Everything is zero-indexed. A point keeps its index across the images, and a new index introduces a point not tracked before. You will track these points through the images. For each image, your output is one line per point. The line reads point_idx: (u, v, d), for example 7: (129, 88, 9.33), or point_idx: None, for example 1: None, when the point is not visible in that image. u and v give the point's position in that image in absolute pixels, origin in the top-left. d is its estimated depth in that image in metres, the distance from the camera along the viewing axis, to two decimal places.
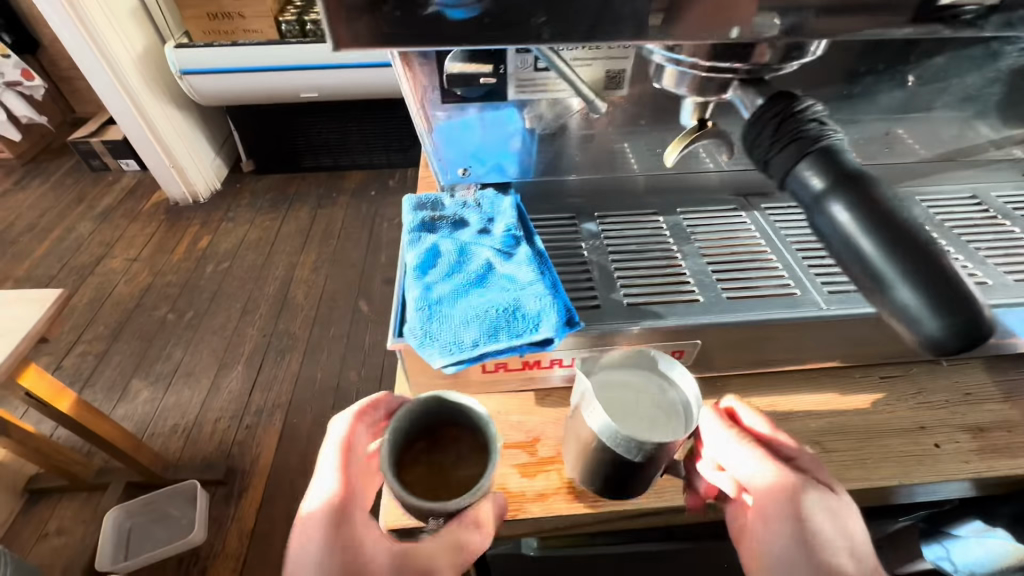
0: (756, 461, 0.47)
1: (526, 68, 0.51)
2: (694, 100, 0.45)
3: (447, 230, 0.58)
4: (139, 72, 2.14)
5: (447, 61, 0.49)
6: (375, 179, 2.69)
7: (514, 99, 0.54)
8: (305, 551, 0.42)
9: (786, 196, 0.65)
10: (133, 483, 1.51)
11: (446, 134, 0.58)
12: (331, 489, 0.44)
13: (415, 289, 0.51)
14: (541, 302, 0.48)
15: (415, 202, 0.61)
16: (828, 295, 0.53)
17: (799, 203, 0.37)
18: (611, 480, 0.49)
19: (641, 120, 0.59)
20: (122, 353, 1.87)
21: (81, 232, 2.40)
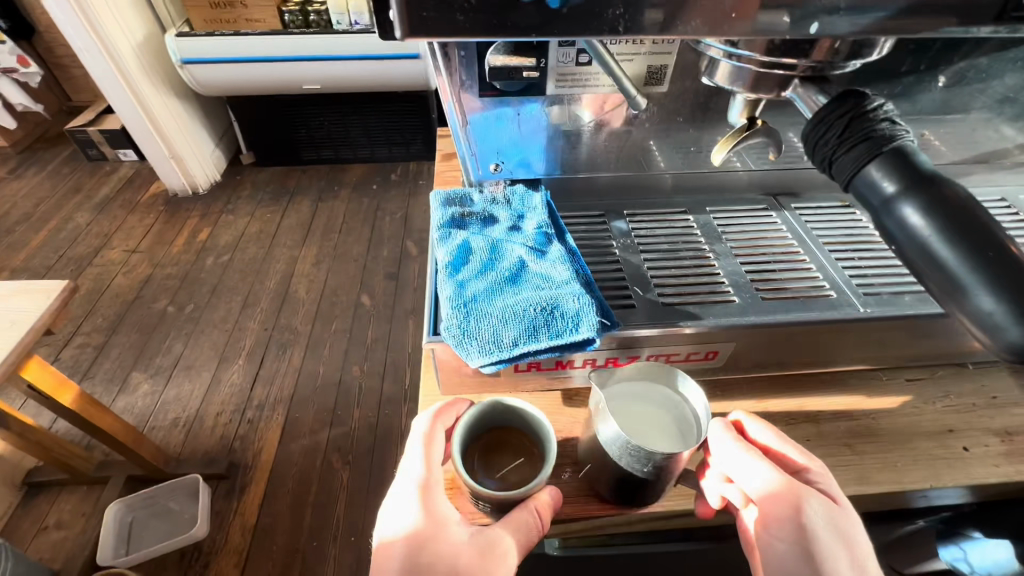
0: (764, 470, 0.46)
1: (567, 62, 0.51)
2: (745, 98, 0.45)
3: (477, 227, 0.58)
4: (141, 60, 2.10)
5: (489, 53, 0.47)
6: (377, 172, 2.67)
7: (552, 93, 0.54)
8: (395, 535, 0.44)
9: (814, 198, 0.65)
10: (134, 477, 1.50)
11: (480, 129, 0.57)
12: (418, 476, 0.47)
13: (449, 286, 0.50)
14: (580, 301, 0.48)
15: (443, 197, 0.60)
16: (865, 297, 0.52)
17: (867, 207, 0.37)
18: (623, 488, 0.49)
19: (679, 117, 0.58)
20: (121, 346, 1.85)
21: (78, 223, 2.37)
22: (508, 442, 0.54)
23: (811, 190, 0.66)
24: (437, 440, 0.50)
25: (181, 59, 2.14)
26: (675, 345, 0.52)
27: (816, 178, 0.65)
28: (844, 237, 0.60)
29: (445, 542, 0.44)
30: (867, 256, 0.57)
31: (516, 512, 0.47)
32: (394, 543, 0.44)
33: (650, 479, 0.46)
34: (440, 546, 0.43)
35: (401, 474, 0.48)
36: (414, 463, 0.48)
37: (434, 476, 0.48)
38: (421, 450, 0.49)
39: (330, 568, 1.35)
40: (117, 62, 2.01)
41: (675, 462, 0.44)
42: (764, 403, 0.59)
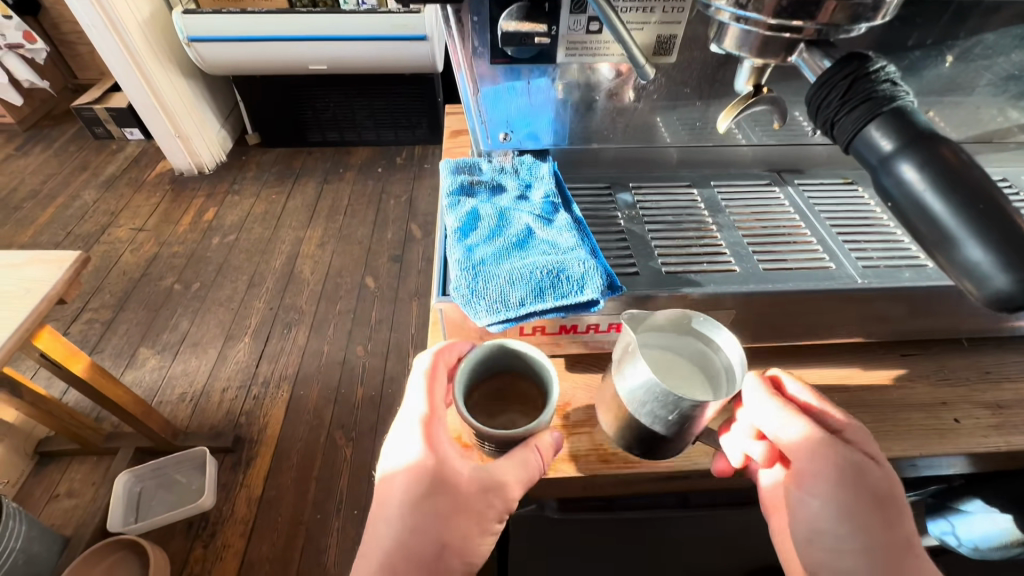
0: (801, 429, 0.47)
1: (577, 30, 0.51)
2: (752, 64, 0.46)
3: (486, 195, 0.59)
4: (147, 37, 2.10)
5: (503, 18, 0.49)
6: (382, 155, 2.67)
7: (562, 62, 0.54)
8: (398, 469, 0.46)
9: (818, 174, 0.66)
10: (143, 448, 1.53)
11: (492, 99, 0.58)
12: (421, 410, 0.49)
13: (457, 251, 0.51)
14: (585, 265, 0.49)
15: (453, 165, 0.61)
16: (863, 269, 0.53)
17: (864, 166, 0.38)
18: (644, 439, 0.50)
19: (685, 89, 0.58)
20: (128, 322, 1.88)
21: (85, 200, 2.38)
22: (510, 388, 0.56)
23: (814, 167, 0.67)
24: (438, 381, 0.52)
25: (188, 37, 2.13)
26: (675, 312, 0.53)
27: (818, 155, 0.66)
28: (842, 214, 0.60)
29: (449, 472, 0.46)
30: (866, 230, 0.58)
31: (517, 450, 0.48)
32: (396, 474, 0.46)
33: (673, 430, 0.48)
34: (444, 476, 0.46)
35: (404, 411, 0.49)
36: (416, 400, 0.50)
37: (437, 412, 0.49)
38: (423, 389, 0.50)
39: (332, 541, 1.38)
40: (124, 38, 2.01)
41: (701, 416, 0.46)
42: (760, 373, 0.62)
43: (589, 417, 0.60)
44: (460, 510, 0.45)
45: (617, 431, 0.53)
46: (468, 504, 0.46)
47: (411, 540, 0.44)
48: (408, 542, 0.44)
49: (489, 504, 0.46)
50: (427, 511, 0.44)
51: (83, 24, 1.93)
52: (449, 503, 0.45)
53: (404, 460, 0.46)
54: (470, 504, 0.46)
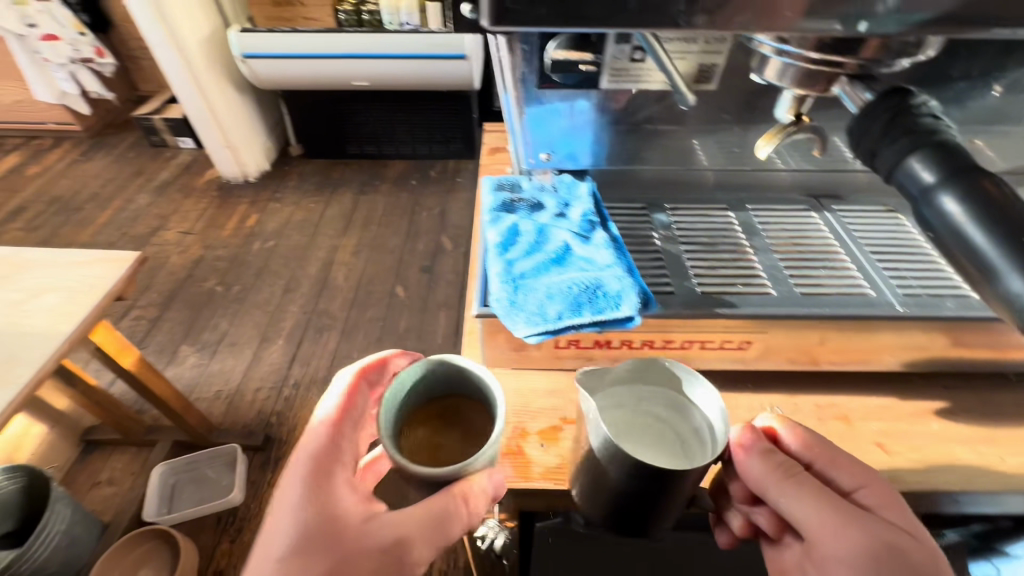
0: (811, 498, 0.46)
1: (621, 58, 0.52)
2: (792, 94, 0.46)
3: (526, 212, 0.60)
4: (205, 53, 2.25)
5: (550, 47, 0.49)
6: (416, 169, 2.75)
7: (605, 87, 0.55)
8: (282, 520, 0.48)
9: (858, 200, 0.65)
10: (180, 442, 1.61)
11: (535, 119, 0.59)
12: (315, 453, 0.51)
13: (497, 265, 0.53)
14: (621, 283, 0.50)
15: (495, 183, 0.63)
16: (904, 297, 0.53)
17: (905, 196, 0.39)
18: (620, 512, 0.49)
19: (725, 115, 0.60)
20: (172, 321, 1.98)
21: (140, 204, 2.54)
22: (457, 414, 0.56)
23: (855, 193, 0.66)
24: (344, 419, 0.54)
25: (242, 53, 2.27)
26: (709, 331, 0.54)
27: (859, 181, 0.65)
28: (881, 242, 0.59)
29: (338, 523, 0.48)
30: (904, 258, 0.57)
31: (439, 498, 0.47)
32: (282, 526, 0.48)
33: (652, 504, 0.46)
34: (332, 499, 0.49)
35: (312, 420, 0.54)
36: (312, 440, 0.52)
37: (343, 428, 0.54)
38: (319, 430, 0.52)
39: None
40: (185, 54, 2.16)
41: (679, 487, 0.44)
42: (792, 397, 0.61)
43: None
44: (347, 539, 0.48)
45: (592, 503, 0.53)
46: (354, 532, 0.48)
47: None
48: None
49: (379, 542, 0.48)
50: (308, 524, 0.48)
51: (150, 41, 2.08)
52: (335, 527, 0.48)
53: (291, 485, 0.49)
54: (354, 533, 0.48)
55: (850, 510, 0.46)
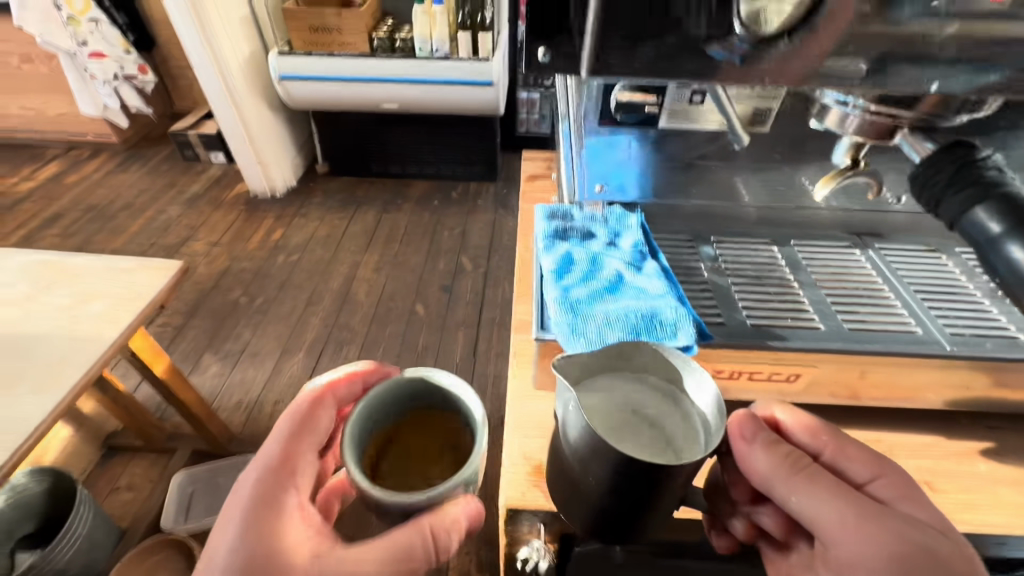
0: (823, 496, 0.43)
1: (681, 102, 0.58)
2: (852, 140, 0.48)
3: (578, 240, 0.61)
4: (244, 75, 2.36)
5: (616, 93, 0.58)
6: (438, 189, 2.81)
7: (663, 127, 0.62)
8: (229, 531, 0.52)
9: (902, 240, 0.65)
10: (200, 450, 1.63)
11: (592, 151, 0.65)
12: (270, 467, 0.55)
13: (554, 291, 0.55)
14: (677, 312, 0.52)
15: (547, 211, 0.64)
16: (952, 336, 0.53)
17: (972, 244, 0.40)
18: (605, 518, 0.47)
19: (775, 151, 0.64)
20: (196, 329, 2.02)
21: (170, 215, 2.62)
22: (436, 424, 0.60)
23: (896, 232, 0.66)
24: (310, 430, 0.59)
25: (279, 75, 2.38)
26: (759, 363, 0.54)
27: (899, 220, 0.66)
28: (925, 281, 0.59)
29: (284, 545, 0.51)
30: (946, 298, 0.57)
31: (403, 530, 0.50)
32: (232, 537, 0.51)
33: (641, 505, 0.44)
34: (283, 524, 0.52)
35: (268, 441, 0.58)
36: (271, 452, 0.56)
37: (299, 450, 0.57)
38: (280, 443, 0.57)
39: None
40: (226, 75, 2.26)
41: (669, 485, 0.42)
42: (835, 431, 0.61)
43: None
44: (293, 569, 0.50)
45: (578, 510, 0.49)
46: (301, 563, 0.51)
47: None
48: None
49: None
50: (253, 539, 0.51)
51: (194, 62, 2.19)
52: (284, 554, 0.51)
53: (244, 497, 0.53)
54: (299, 563, 0.51)
55: (868, 506, 0.43)
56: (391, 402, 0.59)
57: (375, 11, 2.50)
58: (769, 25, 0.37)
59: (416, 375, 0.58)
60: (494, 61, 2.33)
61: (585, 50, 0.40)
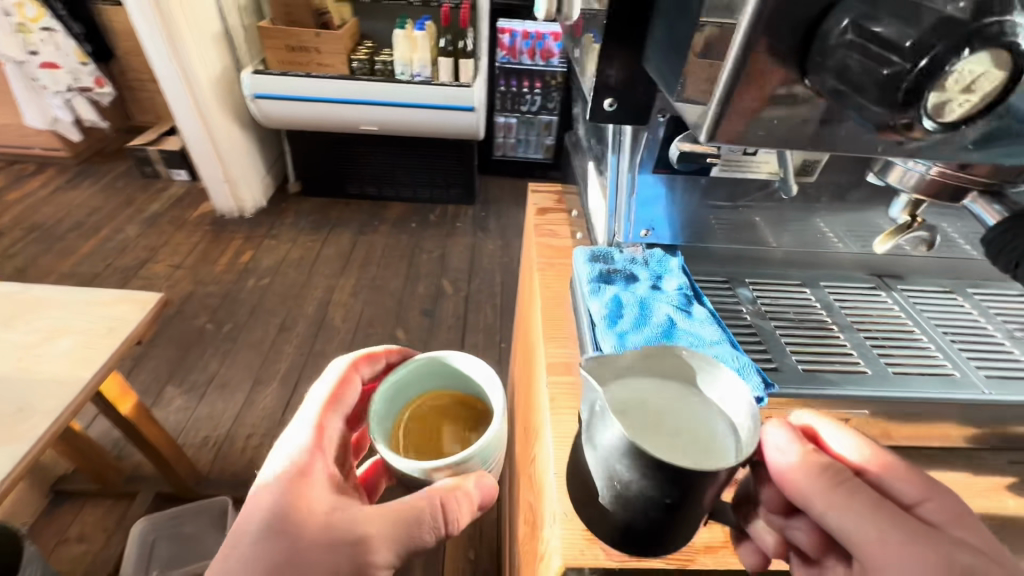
0: (863, 515, 0.35)
1: (735, 152, 0.52)
2: (907, 197, 0.40)
3: (622, 284, 0.54)
4: (214, 91, 2.26)
5: (676, 141, 0.49)
6: (415, 212, 2.76)
7: (716, 175, 0.55)
8: (264, 478, 0.53)
9: (923, 281, 0.62)
10: (163, 493, 1.50)
11: (642, 194, 0.56)
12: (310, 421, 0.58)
13: (608, 339, 0.48)
14: (739, 360, 0.47)
15: (588, 253, 0.57)
16: (986, 378, 0.50)
17: None
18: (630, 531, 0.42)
19: (821, 199, 0.59)
20: (158, 359, 1.88)
21: (127, 235, 2.45)
22: (456, 413, 0.62)
23: (914, 274, 0.62)
24: (345, 395, 0.63)
25: (253, 93, 2.31)
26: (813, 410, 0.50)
27: (918, 263, 0.62)
28: (962, 322, 0.57)
29: (311, 497, 0.52)
30: (987, 341, 0.54)
31: (414, 498, 0.51)
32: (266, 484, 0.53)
33: (670, 514, 0.39)
34: (311, 478, 0.53)
35: (305, 405, 0.60)
36: (311, 408, 0.60)
37: (331, 417, 0.60)
38: (321, 401, 0.60)
39: None
40: (196, 92, 2.17)
41: (703, 496, 0.37)
42: None
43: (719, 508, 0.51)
44: (311, 522, 0.50)
45: (596, 511, 0.44)
46: (318, 519, 0.50)
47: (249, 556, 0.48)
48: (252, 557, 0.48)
49: (338, 537, 0.49)
50: (284, 486, 0.52)
51: (160, 74, 2.09)
52: (304, 507, 0.51)
53: (286, 444, 0.56)
54: (323, 513, 0.51)
55: (917, 528, 0.35)
56: (416, 381, 0.62)
57: (355, 33, 2.48)
58: (952, 112, 0.29)
59: (440, 358, 0.62)
60: (475, 86, 2.34)
61: (713, 105, 0.33)
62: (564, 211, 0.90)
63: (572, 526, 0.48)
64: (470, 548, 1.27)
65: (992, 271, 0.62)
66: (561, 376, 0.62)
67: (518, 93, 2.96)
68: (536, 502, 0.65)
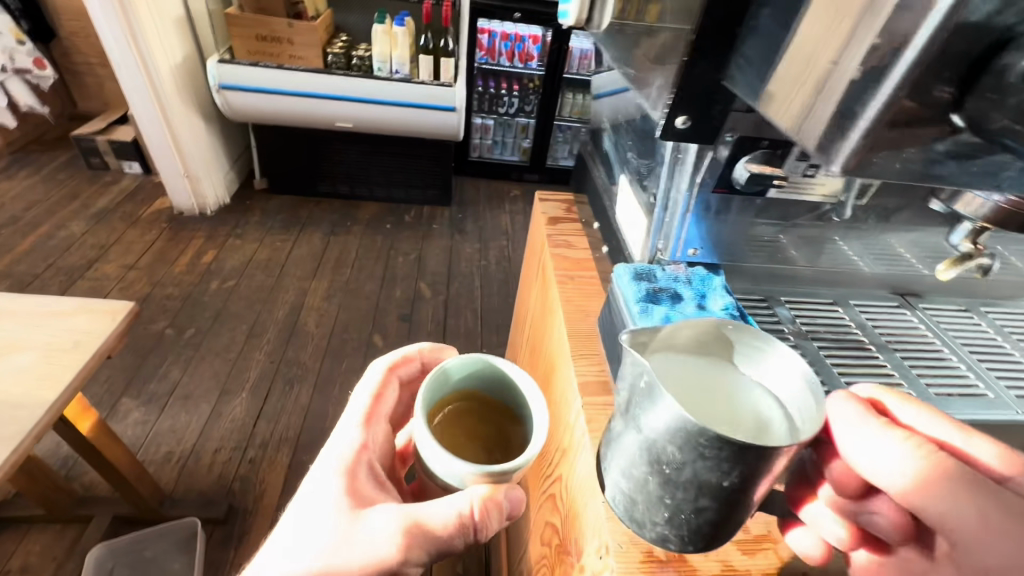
0: (952, 485, 0.31)
1: (795, 173, 0.50)
2: (971, 225, 0.42)
3: (670, 304, 0.52)
4: (175, 79, 2.11)
5: (743, 162, 0.48)
6: (390, 212, 2.68)
7: (771, 196, 0.52)
8: (316, 468, 0.55)
9: (941, 300, 0.65)
10: (121, 516, 1.37)
11: (696, 214, 0.53)
12: (364, 416, 0.59)
13: None
14: None
15: (632, 271, 0.55)
16: (1017, 399, 0.52)
17: None
18: (681, 525, 0.38)
19: (866, 221, 0.57)
20: (111, 368, 1.73)
21: (72, 231, 2.25)
22: (484, 417, 0.55)
23: (933, 293, 0.65)
24: (388, 396, 0.62)
25: (219, 83, 2.18)
26: None
27: (940, 282, 0.64)
28: (984, 342, 0.59)
29: (355, 492, 0.52)
30: (1008, 358, 0.57)
31: (440, 500, 0.48)
32: (316, 473, 0.54)
33: (723, 502, 0.36)
34: (355, 475, 0.54)
35: (351, 401, 0.61)
36: (359, 403, 0.60)
37: (376, 420, 0.60)
38: (371, 399, 0.61)
39: None
40: (154, 78, 2.02)
41: (765, 474, 0.34)
42: None
43: (769, 531, 0.50)
44: (349, 513, 0.50)
45: (641, 508, 0.40)
46: (357, 510, 0.50)
47: (292, 542, 0.49)
48: (293, 543, 0.49)
49: (374, 534, 0.48)
50: (330, 478, 0.53)
51: (114, 59, 1.93)
52: (345, 498, 0.51)
53: (339, 439, 0.57)
54: (362, 508, 0.51)
55: (1015, 500, 0.31)
56: (462, 375, 0.55)
57: (330, 25, 2.38)
58: None
59: (488, 360, 0.54)
60: (456, 86, 2.29)
61: (849, 140, 0.29)
62: (577, 221, 0.88)
63: (629, 554, 0.46)
64: (459, 562, 1.24)
65: (1003, 291, 0.65)
66: (596, 397, 0.59)
67: (496, 94, 2.94)
68: (565, 524, 0.62)
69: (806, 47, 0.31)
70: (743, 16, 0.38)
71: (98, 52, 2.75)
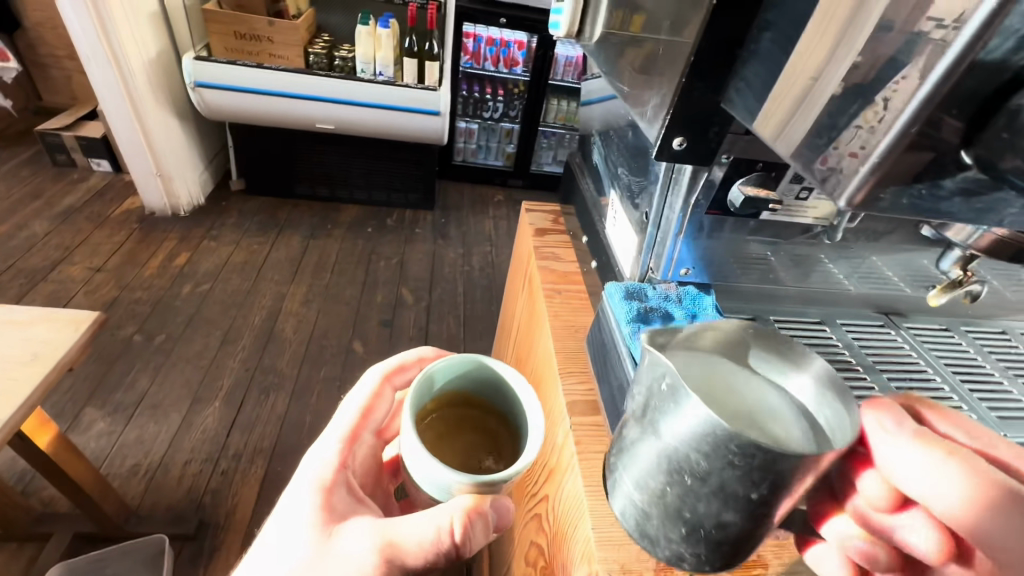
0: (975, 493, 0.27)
1: (788, 196, 0.50)
2: (960, 253, 0.44)
3: (662, 325, 0.51)
4: (149, 75, 2.04)
5: (737, 185, 0.48)
6: (372, 215, 2.63)
7: (764, 218, 0.52)
8: (295, 481, 0.52)
9: (922, 319, 0.66)
10: (82, 534, 1.30)
11: (689, 234, 0.53)
12: (347, 427, 0.56)
13: None
14: None
15: (623, 290, 0.54)
16: (998, 420, 0.53)
17: None
18: (694, 545, 0.35)
19: (852, 241, 0.58)
20: (75, 376, 1.65)
21: (34, 231, 2.14)
22: (480, 423, 0.53)
23: (915, 312, 0.66)
24: (380, 404, 0.59)
25: (195, 81, 2.12)
26: None
27: (922, 301, 0.65)
28: (964, 362, 0.60)
29: (329, 508, 0.49)
30: (989, 378, 0.58)
31: (417, 519, 0.45)
32: (293, 487, 0.51)
33: (750, 518, 0.33)
34: (332, 492, 0.51)
35: (338, 411, 0.58)
36: (346, 413, 0.58)
37: (361, 431, 0.57)
38: (358, 407, 0.58)
39: None
40: (126, 74, 1.94)
41: (794, 488, 0.32)
42: None
43: (758, 557, 0.50)
44: (322, 531, 0.47)
45: (653, 525, 0.37)
46: (330, 529, 0.48)
47: (263, 560, 0.47)
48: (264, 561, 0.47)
49: (348, 554, 0.45)
50: (308, 493, 0.50)
51: (83, 52, 1.85)
52: (320, 513, 0.49)
53: (321, 451, 0.54)
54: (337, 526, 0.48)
55: None
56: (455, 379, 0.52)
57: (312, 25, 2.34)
58: None
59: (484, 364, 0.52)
60: (441, 90, 2.27)
61: (858, 171, 0.30)
62: (564, 233, 0.87)
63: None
64: None
65: (981, 309, 0.67)
66: (587, 416, 0.58)
67: (481, 99, 2.93)
68: (551, 546, 0.60)
69: (801, 63, 0.33)
70: (744, 33, 0.38)
71: (66, 45, 2.65)
